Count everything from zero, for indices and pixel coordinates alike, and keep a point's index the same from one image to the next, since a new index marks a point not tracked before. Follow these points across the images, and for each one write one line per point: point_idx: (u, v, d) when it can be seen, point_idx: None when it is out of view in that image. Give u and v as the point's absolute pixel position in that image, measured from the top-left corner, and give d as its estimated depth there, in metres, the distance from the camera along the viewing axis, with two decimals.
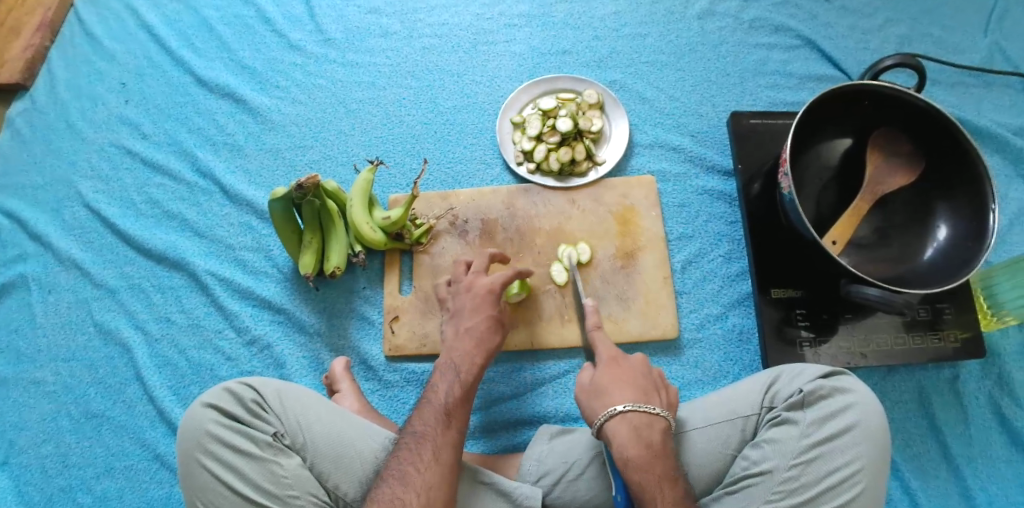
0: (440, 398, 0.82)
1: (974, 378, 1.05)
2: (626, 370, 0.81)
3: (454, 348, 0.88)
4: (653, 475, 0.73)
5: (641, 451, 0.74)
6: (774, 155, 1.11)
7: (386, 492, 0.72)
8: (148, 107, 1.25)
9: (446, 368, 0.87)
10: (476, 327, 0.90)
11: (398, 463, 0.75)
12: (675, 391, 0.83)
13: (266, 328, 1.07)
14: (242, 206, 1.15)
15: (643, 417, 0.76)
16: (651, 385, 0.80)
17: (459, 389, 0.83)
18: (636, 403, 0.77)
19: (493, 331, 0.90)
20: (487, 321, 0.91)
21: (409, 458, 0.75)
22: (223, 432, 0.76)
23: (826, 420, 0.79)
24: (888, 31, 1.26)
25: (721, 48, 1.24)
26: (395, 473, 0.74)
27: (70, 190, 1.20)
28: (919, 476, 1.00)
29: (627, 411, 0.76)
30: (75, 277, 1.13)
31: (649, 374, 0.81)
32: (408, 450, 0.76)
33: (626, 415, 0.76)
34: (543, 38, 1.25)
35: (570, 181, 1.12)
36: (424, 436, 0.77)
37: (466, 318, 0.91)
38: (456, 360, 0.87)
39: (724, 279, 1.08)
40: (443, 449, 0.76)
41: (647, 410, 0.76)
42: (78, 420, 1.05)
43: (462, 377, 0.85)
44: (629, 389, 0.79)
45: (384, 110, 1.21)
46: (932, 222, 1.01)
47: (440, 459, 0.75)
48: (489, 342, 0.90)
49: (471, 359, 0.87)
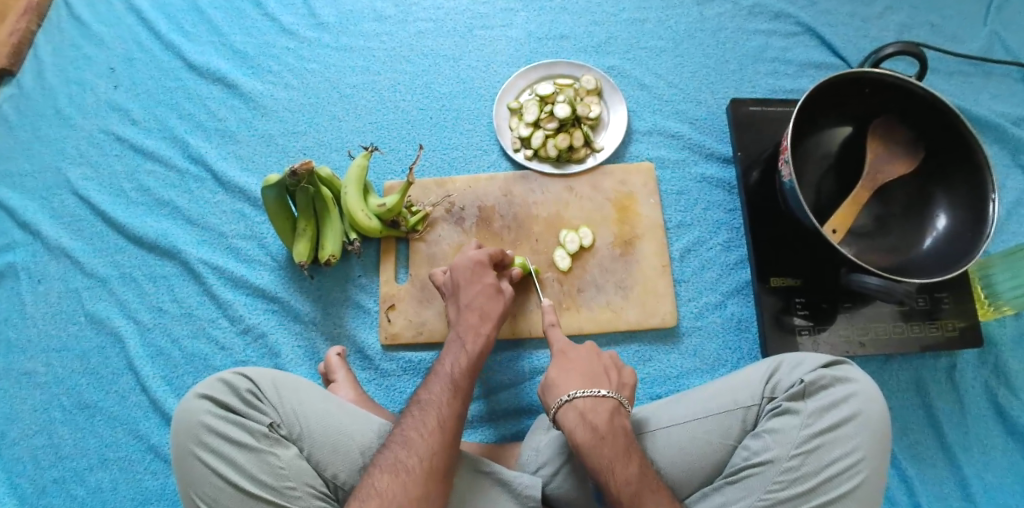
0: (446, 370, 0.82)
1: (971, 367, 1.05)
2: (576, 362, 0.82)
3: (460, 321, 0.89)
4: (601, 457, 0.72)
5: (587, 433, 0.74)
6: (774, 142, 1.10)
7: (389, 456, 0.72)
8: (137, 93, 1.23)
9: (453, 342, 0.88)
10: (476, 300, 0.91)
11: (402, 429, 0.75)
12: (631, 373, 0.84)
13: (260, 317, 1.05)
14: (234, 193, 1.14)
15: (588, 401, 0.76)
16: (599, 368, 0.81)
17: (465, 360, 0.84)
18: (583, 389, 0.78)
19: (493, 300, 0.91)
20: (485, 291, 0.92)
21: (413, 425, 0.75)
22: (218, 423, 0.75)
23: (827, 410, 0.79)
24: (888, 18, 1.25)
25: (720, 34, 1.23)
26: (399, 439, 0.74)
27: (59, 177, 1.18)
28: (915, 463, 1.01)
29: (575, 397, 0.77)
30: (65, 266, 1.11)
31: (597, 360, 0.83)
32: (412, 417, 0.76)
33: (573, 402, 0.77)
34: (540, 22, 1.23)
35: (567, 168, 1.10)
36: (429, 404, 0.77)
37: (464, 293, 0.92)
38: (461, 332, 0.88)
39: (723, 267, 1.08)
40: (447, 420, 0.75)
41: (591, 393, 0.77)
42: (71, 411, 1.03)
43: (467, 350, 0.85)
44: (577, 377, 0.80)
45: (378, 95, 1.19)
46: (932, 211, 1.00)
47: (443, 427, 0.74)
48: (492, 312, 0.90)
49: (478, 329, 0.88)
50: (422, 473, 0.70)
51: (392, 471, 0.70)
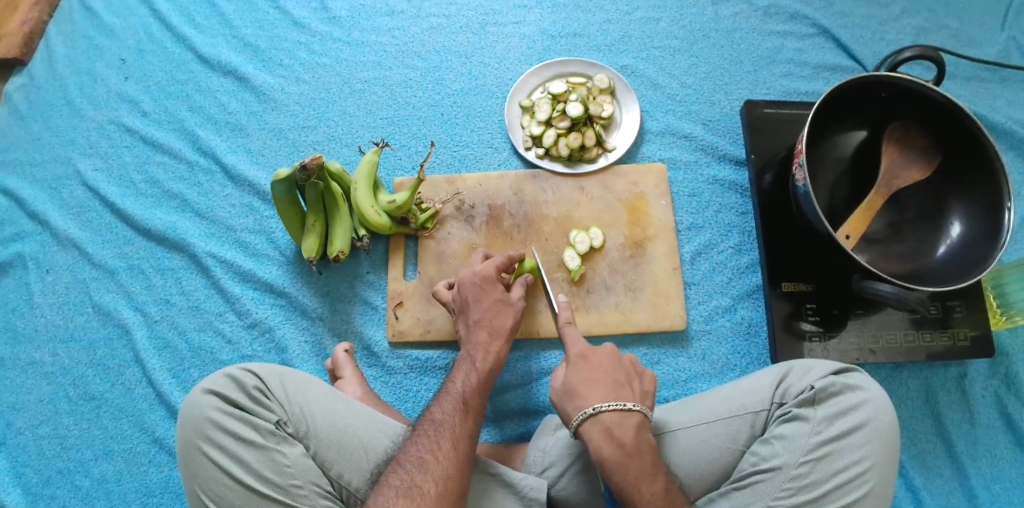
0: (456, 388, 0.82)
1: (981, 377, 1.04)
2: (597, 367, 0.80)
3: (470, 338, 0.89)
4: (627, 475, 0.72)
5: (614, 450, 0.73)
6: (788, 145, 1.09)
7: (404, 478, 0.71)
8: (148, 84, 1.22)
9: (462, 360, 0.87)
10: (486, 317, 0.90)
11: (417, 450, 0.74)
12: (650, 378, 0.82)
13: (267, 312, 1.05)
14: (243, 186, 1.13)
15: (613, 415, 0.75)
16: (622, 378, 0.80)
17: (475, 379, 0.84)
18: (607, 401, 0.76)
19: (502, 315, 0.91)
20: (494, 306, 0.91)
21: (428, 446, 0.74)
22: (224, 420, 0.74)
23: (837, 418, 0.78)
24: (904, 22, 1.23)
25: (735, 35, 1.22)
26: (413, 460, 0.73)
27: (69, 168, 1.17)
28: (922, 473, 1.00)
29: (599, 411, 0.75)
30: (74, 257, 1.11)
31: (620, 367, 0.81)
32: (427, 437, 0.75)
33: (598, 415, 0.75)
34: (554, 20, 1.22)
35: (578, 167, 1.09)
36: (443, 424, 0.77)
37: (473, 310, 0.91)
38: (472, 349, 0.88)
39: (734, 271, 1.07)
40: (461, 439, 0.75)
41: (618, 406, 0.76)
42: (77, 402, 1.03)
43: (479, 368, 0.85)
44: (601, 389, 0.78)
45: (390, 91, 1.19)
46: (946, 219, 0.99)
47: (458, 450, 0.74)
48: (502, 327, 0.90)
49: (488, 347, 0.88)
50: (438, 496, 0.70)
51: (408, 495, 0.69)
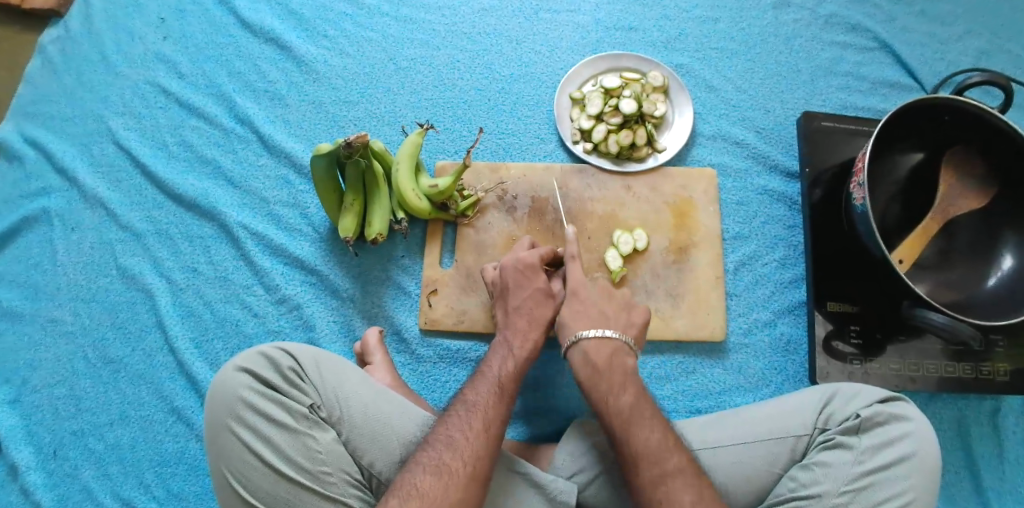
0: (492, 371, 0.79)
1: (1016, 413, 1.02)
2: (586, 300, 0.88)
3: (508, 324, 0.87)
4: (599, 388, 0.78)
5: (587, 371, 0.81)
6: (844, 161, 1.05)
7: (433, 455, 0.69)
8: (187, 45, 1.19)
9: (500, 345, 0.85)
10: (526, 305, 0.88)
11: (447, 429, 0.72)
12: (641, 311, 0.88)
13: (297, 289, 1.02)
14: (279, 157, 1.10)
15: (593, 342, 0.82)
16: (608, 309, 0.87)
17: (512, 364, 0.81)
18: (590, 331, 0.83)
19: (543, 305, 0.88)
20: (534, 295, 0.88)
21: (459, 425, 0.72)
22: (257, 399, 0.72)
23: (881, 448, 0.76)
24: (967, 42, 1.18)
25: (794, 43, 1.18)
26: (443, 438, 0.71)
27: (101, 125, 1.14)
28: (950, 506, 0.97)
29: (581, 339, 0.83)
30: (101, 217, 1.09)
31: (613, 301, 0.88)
32: (457, 416, 0.73)
33: (580, 342, 0.83)
34: (609, 11, 1.19)
35: (626, 165, 1.06)
36: (475, 404, 0.74)
37: (513, 297, 0.89)
38: (510, 334, 0.85)
39: (777, 284, 1.04)
40: (492, 423, 0.72)
41: (598, 334, 0.83)
42: (95, 365, 1.01)
43: (515, 353, 0.82)
44: (584, 320, 0.85)
45: (436, 71, 1.15)
46: (998, 250, 0.96)
47: (489, 432, 0.71)
48: (541, 317, 0.87)
49: (526, 333, 0.85)
50: (466, 478, 0.67)
51: (435, 471, 0.67)
